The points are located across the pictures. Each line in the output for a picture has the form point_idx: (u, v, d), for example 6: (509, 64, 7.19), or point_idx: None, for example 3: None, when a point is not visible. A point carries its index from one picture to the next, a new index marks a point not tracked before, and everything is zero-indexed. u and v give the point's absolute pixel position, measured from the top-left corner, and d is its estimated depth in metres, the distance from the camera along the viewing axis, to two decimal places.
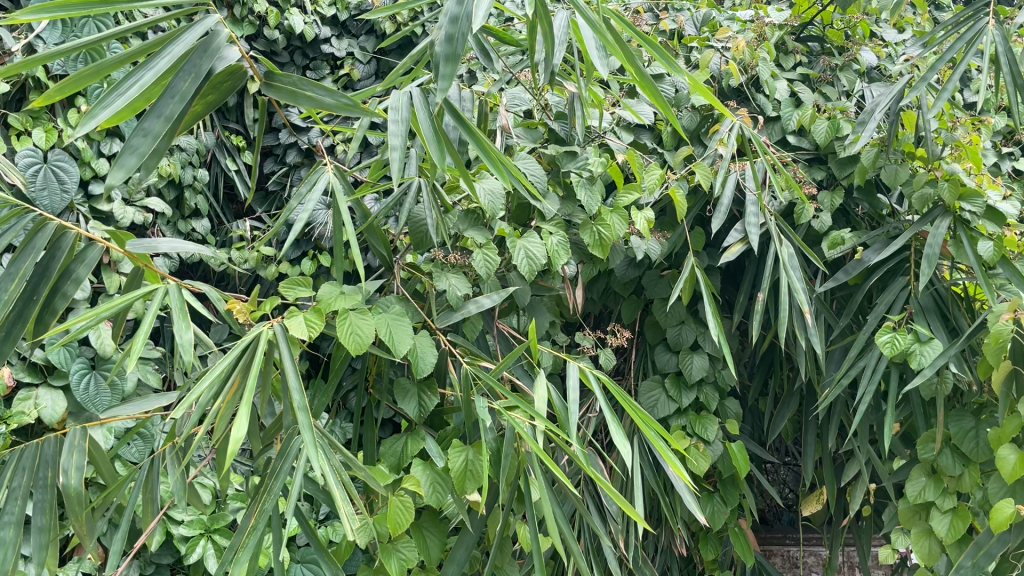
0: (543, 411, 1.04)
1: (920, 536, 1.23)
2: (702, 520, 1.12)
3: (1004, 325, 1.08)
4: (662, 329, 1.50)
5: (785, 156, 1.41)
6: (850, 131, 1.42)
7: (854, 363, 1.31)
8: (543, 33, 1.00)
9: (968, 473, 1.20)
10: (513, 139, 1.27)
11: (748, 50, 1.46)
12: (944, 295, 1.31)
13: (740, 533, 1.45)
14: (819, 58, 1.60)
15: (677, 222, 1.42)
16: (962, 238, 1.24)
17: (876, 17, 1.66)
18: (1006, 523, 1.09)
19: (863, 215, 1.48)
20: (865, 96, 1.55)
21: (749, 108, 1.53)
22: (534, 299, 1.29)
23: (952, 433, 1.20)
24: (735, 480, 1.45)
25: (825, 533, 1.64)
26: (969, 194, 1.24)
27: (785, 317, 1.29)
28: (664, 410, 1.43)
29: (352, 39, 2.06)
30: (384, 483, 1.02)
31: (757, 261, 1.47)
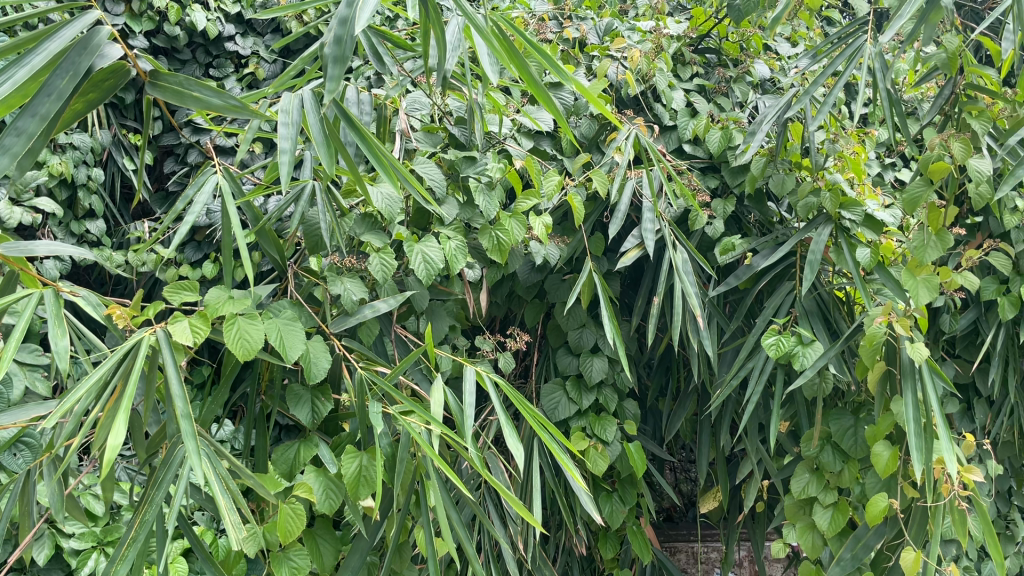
0: (438, 416, 1.04)
1: (804, 530, 1.28)
2: (597, 519, 1.14)
3: (878, 328, 1.15)
4: (563, 333, 1.52)
5: (679, 164, 1.45)
6: (740, 142, 1.48)
7: (744, 364, 1.36)
8: (435, 39, 1.01)
9: (847, 469, 1.26)
10: (412, 143, 1.28)
11: (645, 60, 1.50)
12: (826, 299, 1.37)
13: (638, 532, 1.48)
14: (715, 70, 1.65)
15: (576, 227, 1.45)
16: (842, 245, 1.30)
17: (772, 31, 1.73)
18: (881, 516, 1.14)
19: (754, 223, 1.54)
20: (758, 107, 1.61)
21: (647, 116, 1.57)
22: (433, 304, 1.29)
23: (832, 431, 1.26)
24: (632, 479, 1.49)
25: (721, 528, 1.70)
26: (849, 203, 1.30)
27: (679, 321, 1.33)
28: (565, 412, 1.45)
29: (257, 37, 2.01)
30: (274, 491, 1.00)
31: (653, 266, 1.51)
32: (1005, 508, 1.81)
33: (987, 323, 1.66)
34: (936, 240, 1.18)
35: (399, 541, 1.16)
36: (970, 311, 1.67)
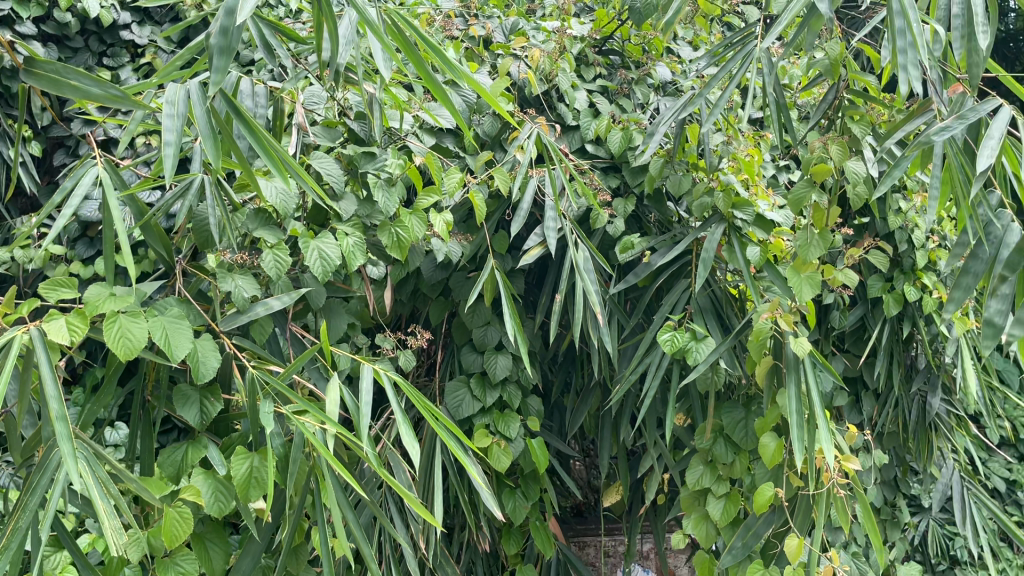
0: (334, 415, 1.02)
1: (698, 520, 1.32)
2: (496, 515, 1.14)
3: (764, 323, 1.19)
4: (468, 330, 1.52)
5: (581, 164, 1.47)
6: (640, 143, 1.51)
7: (642, 360, 1.39)
8: (328, 31, 0.99)
9: (738, 460, 1.30)
10: (310, 138, 1.24)
11: (547, 60, 1.52)
12: (719, 296, 1.42)
13: (541, 527, 1.49)
14: (617, 72, 1.68)
15: (479, 225, 1.45)
16: (734, 244, 1.35)
17: (674, 34, 1.76)
18: (768, 504, 1.18)
19: (654, 223, 1.57)
20: (658, 109, 1.64)
21: (551, 116, 1.58)
22: (330, 301, 1.27)
23: (724, 423, 1.31)
24: (535, 475, 1.50)
25: (624, 522, 1.73)
26: (740, 203, 1.35)
27: (580, 318, 1.35)
28: (468, 409, 1.45)
29: (155, 26, 1.95)
30: (158, 495, 0.97)
31: (556, 264, 1.53)
32: (892, 495, 1.90)
33: (873, 319, 1.74)
34: (819, 238, 1.22)
35: (294, 543, 1.13)
36: (858, 308, 1.75)
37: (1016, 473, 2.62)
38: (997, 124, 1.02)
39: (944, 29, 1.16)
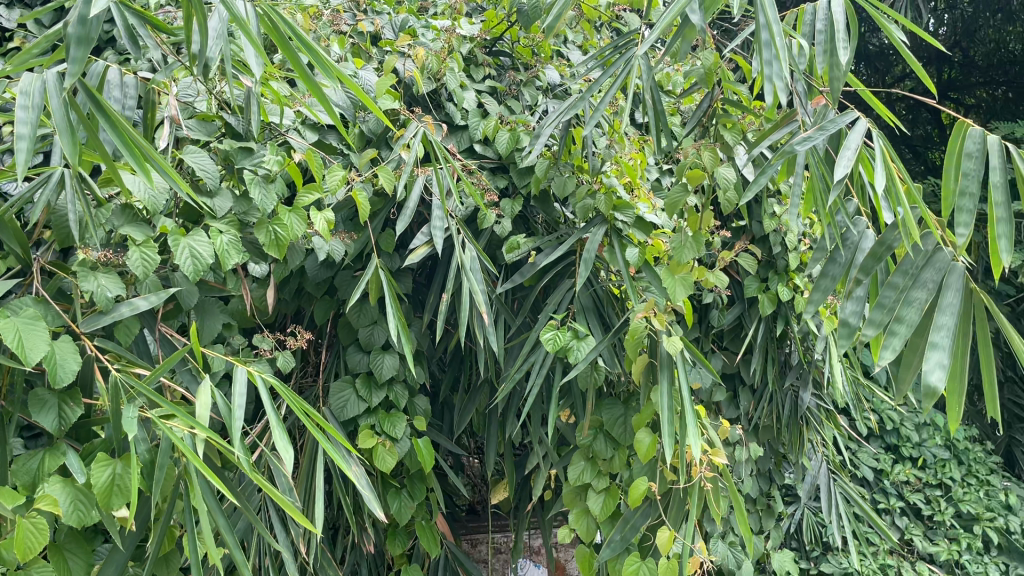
0: (204, 419, 0.99)
1: (579, 516, 1.34)
2: (380, 516, 1.15)
3: (639, 322, 1.23)
4: (354, 330, 1.50)
5: (468, 164, 1.47)
6: (527, 144, 1.53)
7: (527, 359, 1.40)
8: (198, 25, 0.96)
9: (617, 455, 1.34)
10: (183, 131, 1.21)
11: (434, 59, 1.51)
12: (601, 295, 1.45)
13: (426, 527, 1.49)
14: (506, 73, 1.70)
15: (364, 224, 1.43)
16: (615, 245, 1.38)
17: (564, 38, 1.78)
18: (642, 498, 1.21)
19: (541, 223, 1.59)
20: (547, 110, 1.66)
21: (438, 114, 1.57)
22: (204, 301, 1.23)
23: (605, 419, 1.34)
24: (421, 475, 1.50)
25: (512, 519, 1.74)
26: (622, 206, 1.39)
27: (466, 318, 1.35)
28: (353, 410, 1.43)
29: (25, 9, 1.83)
30: (11, 505, 0.91)
31: (443, 264, 1.52)
32: (767, 486, 1.99)
33: (750, 317, 1.81)
34: (692, 242, 1.27)
35: (162, 551, 1.09)
36: (736, 307, 1.82)
37: (883, 462, 2.78)
38: (852, 137, 1.06)
39: (807, 43, 1.22)
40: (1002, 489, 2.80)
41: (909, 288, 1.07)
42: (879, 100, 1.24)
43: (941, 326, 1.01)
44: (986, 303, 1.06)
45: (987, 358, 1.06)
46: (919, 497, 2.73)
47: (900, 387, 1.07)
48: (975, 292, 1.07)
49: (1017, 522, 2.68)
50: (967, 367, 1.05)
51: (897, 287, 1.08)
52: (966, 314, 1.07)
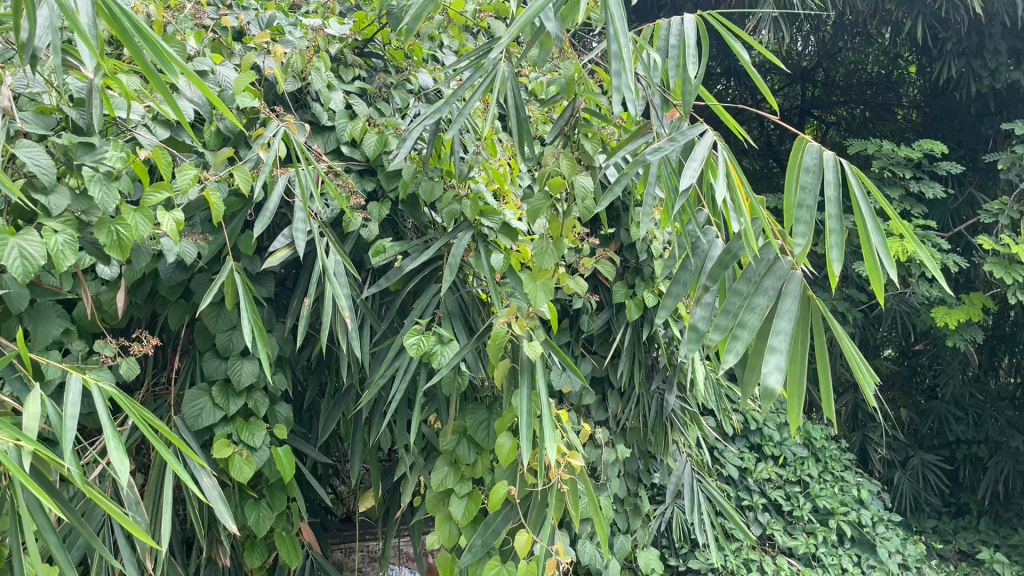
0: (31, 431, 0.92)
1: (441, 522, 1.30)
2: (232, 530, 1.16)
3: (500, 327, 1.22)
4: (211, 335, 1.44)
5: (334, 166, 1.42)
6: (395, 147, 1.50)
7: (391, 364, 1.38)
8: (26, 16, 0.89)
9: (480, 460, 1.32)
10: (17, 124, 1.14)
11: (299, 57, 1.46)
12: (467, 300, 1.44)
13: (286, 537, 1.45)
14: (376, 75, 1.66)
15: (221, 226, 1.38)
16: (480, 251, 1.38)
17: (437, 42, 1.76)
18: (501, 502, 1.20)
19: (410, 227, 1.57)
20: (418, 114, 1.62)
21: (303, 114, 1.53)
22: (39, 305, 1.17)
23: (468, 424, 1.32)
24: (282, 484, 1.45)
25: (380, 527, 1.71)
26: (488, 211, 1.39)
27: (328, 324, 1.31)
28: (208, 419, 1.37)
29: None
30: None
31: (306, 268, 1.48)
32: (633, 486, 2.04)
33: (618, 322, 1.86)
34: (554, 249, 1.28)
35: None
36: (604, 312, 1.87)
37: (747, 461, 2.89)
38: (699, 148, 1.10)
39: (662, 57, 1.26)
40: (854, 484, 2.99)
41: (751, 295, 1.10)
42: (731, 115, 1.29)
43: (780, 330, 1.05)
44: (822, 310, 1.11)
45: (823, 361, 1.11)
46: (779, 494, 2.83)
47: (744, 389, 1.10)
48: (811, 299, 1.12)
49: (867, 515, 2.85)
50: (805, 370, 1.09)
51: (741, 294, 1.11)
52: (804, 319, 1.11)
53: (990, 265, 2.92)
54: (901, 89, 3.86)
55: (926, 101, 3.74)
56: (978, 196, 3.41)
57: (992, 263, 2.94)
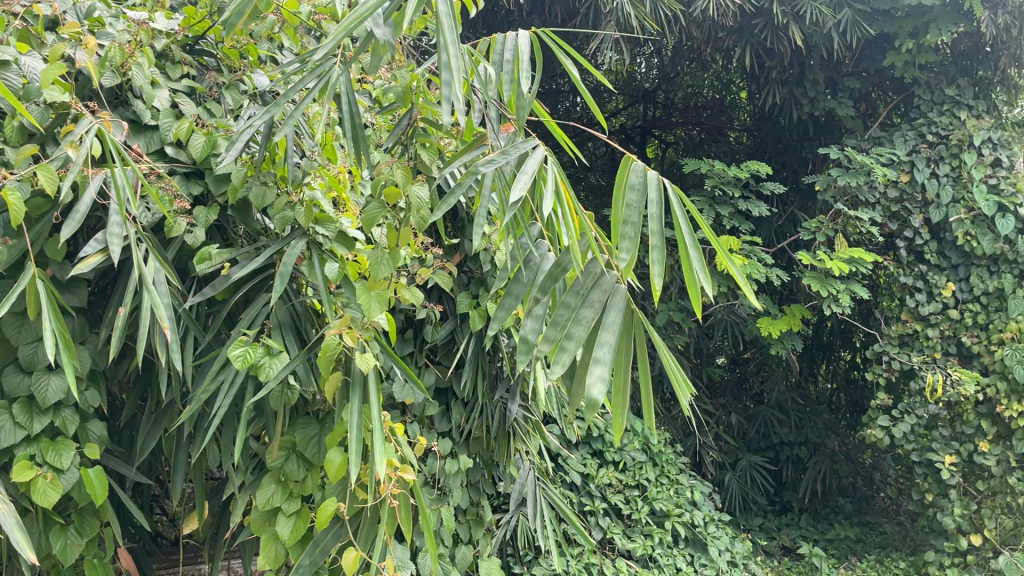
0: None
1: (267, 542, 1.25)
2: (35, 559, 1.09)
3: (331, 339, 1.15)
4: (12, 348, 1.31)
5: (157, 167, 1.33)
6: (224, 150, 1.43)
7: (216, 378, 1.31)
8: None
9: (310, 476, 1.27)
10: None
11: (119, 51, 1.36)
12: (299, 311, 1.39)
13: (97, 564, 1.34)
14: (206, 74, 1.57)
15: (23, 230, 1.26)
16: (314, 259, 1.31)
17: (276, 43, 1.69)
18: (329, 519, 1.15)
19: (241, 235, 1.50)
20: (251, 116, 1.55)
21: (123, 111, 1.43)
22: None
23: (297, 439, 1.27)
24: (93, 508, 1.35)
25: (207, 549, 1.62)
26: (323, 219, 1.33)
27: (146, 335, 1.23)
28: (7, 440, 1.24)
29: None
30: None
31: (124, 275, 1.38)
32: (476, 496, 2.04)
33: (462, 332, 1.86)
34: (388, 257, 1.21)
35: None
36: (448, 323, 1.85)
37: (589, 467, 2.95)
38: (530, 162, 1.10)
39: (497, 71, 1.26)
40: (688, 487, 3.13)
41: (578, 307, 1.12)
42: (563, 130, 1.32)
43: (604, 342, 1.07)
44: (644, 323, 1.14)
45: (644, 373, 1.15)
46: (619, 498, 2.92)
47: (572, 399, 1.12)
48: (635, 312, 1.15)
49: (699, 516, 3.00)
50: (629, 381, 1.12)
51: (569, 306, 1.13)
52: (628, 331, 1.15)
53: (808, 279, 3.14)
54: (733, 113, 4.12)
55: (755, 125, 4.00)
56: (798, 215, 3.68)
57: (810, 276, 3.16)
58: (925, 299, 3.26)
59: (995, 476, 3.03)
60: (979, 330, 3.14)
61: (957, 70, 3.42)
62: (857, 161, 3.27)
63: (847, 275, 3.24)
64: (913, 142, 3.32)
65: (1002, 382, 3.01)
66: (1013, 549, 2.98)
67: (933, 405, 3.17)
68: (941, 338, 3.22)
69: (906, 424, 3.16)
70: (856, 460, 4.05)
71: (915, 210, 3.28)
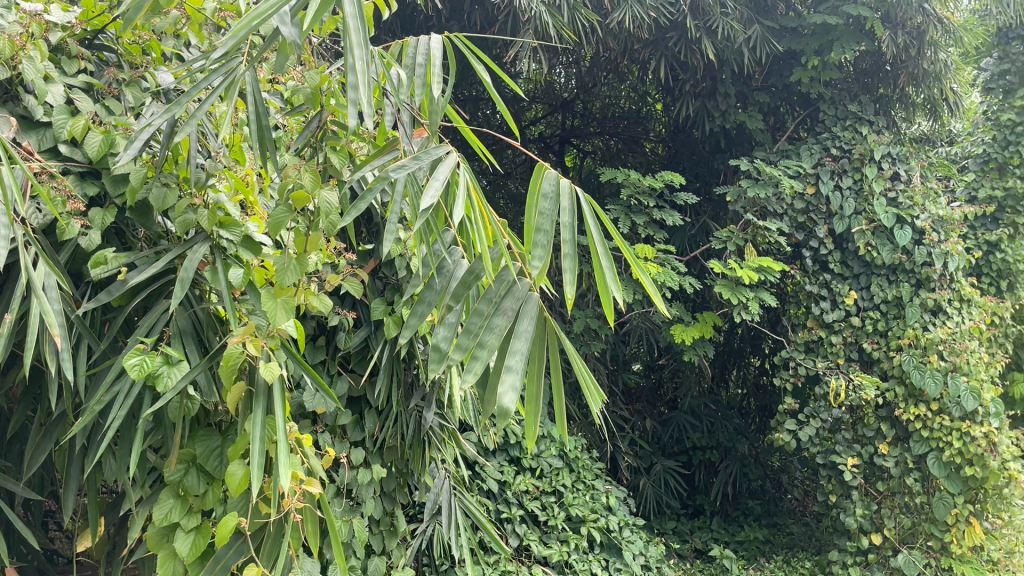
0: None
1: (164, 559, 1.19)
2: None
3: (234, 347, 1.11)
4: None
5: (49, 166, 1.26)
6: (123, 150, 1.37)
7: (112, 388, 1.24)
8: None
9: (211, 490, 1.22)
10: None
11: (9, 42, 1.28)
12: (201, 318, 1.34)
13: None
14: (105, 70, 1.50)
15: None
16: (217, 264, 1.26)
17: (182, 40, 1.63)
18: (229, 535, 1.10)
19: (141, 238, 1.43)
20: (153, 114, 1.49)
21: (12, 106, 1.35)
22: None
23: (198, 452, 1.22)
24: None
25: (101, 567, 1.54)
26: (228, 223, 1.28)
27: (34, 343, 1.16)
28: None
29: None
30: None
31: (11, 279, 1.30)
32: (389, 506, 2.01)
33: (377, 339, 1.82)
34: (296, 263, 1.18)
35: None
36: (363, 330, 1.81)
37: (506, 474, 2.94)
38: (441, 167, 1.08)
39: (409, 76, 1.25)
40: (603, 492, 3.17)
41: (490, 315, 1.11)
42: (477, 136, 1.31)
43: (516, 350, 1.06)
44: (557, 331, 1.15)
45: (557, 381, 1.15)
46: (535, 505, 2.92)
47: (484, 408, 1.11)
48: (547, 321, 1.15)
49: (615, 521, 3.04)
50: (542, 389, 1.11)
51: (482, 314, 1.11)
52: (540, 340, 1.14)
53: (719, 286, 3.22)
54: (649, 124, 4.20)
55: (670, 137, 4.10)
56: (710, 225, 3.77)
57: (721, 285, 3.23)
58: (829, 306, 3.37)
59: (894, 477, 3.17)
60: (879, 336, 3.28)
61: (860, 87, 3.59)
62: (765, 174, 3.37)
63: (756, 284, 3.33)
64: (818, 156, 3.43)
65: (901, 386, 3.17)
66: (911, 547, 3.14)
67: (836, 409, 3.28)
68: (844, 344, 3.34)
69: (811, 427, 3.27)
70: (765, 463, 4.20)
71: (820, 221, 3.40)
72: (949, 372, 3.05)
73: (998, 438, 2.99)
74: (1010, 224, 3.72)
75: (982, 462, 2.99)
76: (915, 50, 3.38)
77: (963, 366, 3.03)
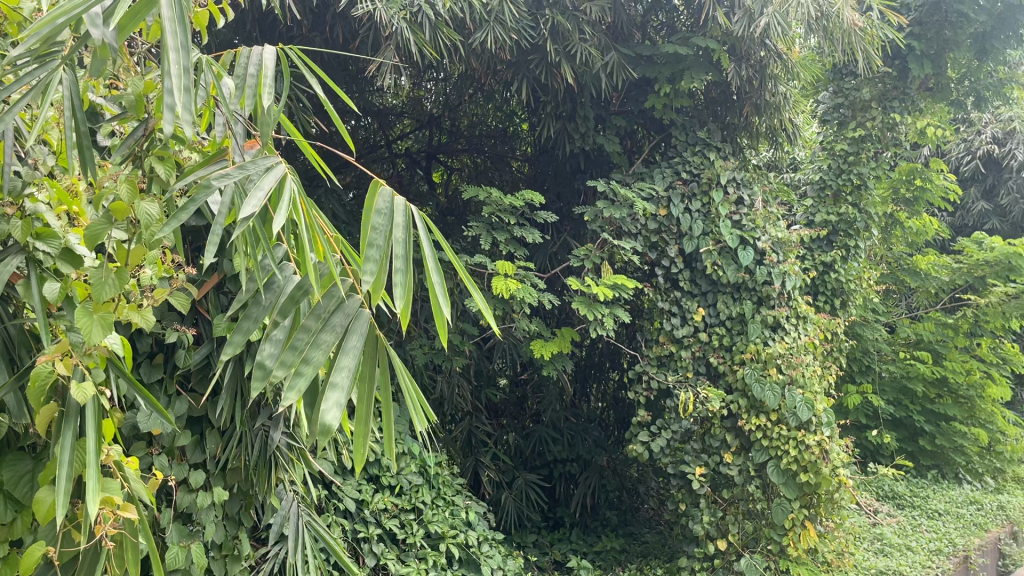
0: None
1: None
2: None
3: (42, 367, 1.05)
4: None
5: None
6: None
7: None
8: None
9: (19, 519, 1.18)
10: None
11: None
12: (12, 335, 1.26)
13: None
14: None
15: None
16: (31, 278, 1.19)
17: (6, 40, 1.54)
18: (35, 567, 1.03)
19: None
20: None
21: None
22: None
23: (5, 479, 1.16)
24: None
25: None
26: (44, 234, 1.20)
27: None
28: None
29: None
30: None
31: None
32: (234, 529, 1.95)
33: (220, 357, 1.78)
34: (115, 277, 1.13)
35: None
36: (204, 347, 1.76)
37: (364, 493, 2.87)
38: (265, 179, 1.07)
39: (240, 85, 1.24)
40: (463, 508, 3.20)
41: (319, 330, 1.10)
42: (315, 152, 1.31)
43: (343, 366, 1.06)
44: (387, 349, 1.15)
45: (387, 399, 1.15)
46: (393, 523, 2.89)
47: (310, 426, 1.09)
48: (378, 337, 1.15)
49: (474, 536, 3.07)
50: (371, 408, 1.11)
51: (310, 329, 1.10)
52: (370, 357, 1.14)
53: (576, 303, 3.29)
54: (515, 144, 4.29)
55: (535, 157, 4.21)
56: (571, 243, 3.88)
57: (578, 301, 3.31)
58: (679, 322, 3.50)
59: (738, 485, 3.35)
60: (724, 351, 3.49)
61: (710, 115, 3.79)
62: (620, 195, 3.45)
63: (612, 300, 3.43)
64: (669, 179, 3.55)
65: (744, 398, 3.37)
66: (752, 550, 3.38)
67: (685, 420, 3.43)
68: (693, 358, 3.50)
69: (663, 438, 3.38)
70: (622, 474, 4.38)
71: (671, 241, 3.51)
72: (786, 384, 3.34)
73: (828, 446, 3.31)
74: (842, 246, 4.01)
75: (815, 468, 3.28)
76: (757, 82, 3.61)
77: (798, 379, 3.36)
